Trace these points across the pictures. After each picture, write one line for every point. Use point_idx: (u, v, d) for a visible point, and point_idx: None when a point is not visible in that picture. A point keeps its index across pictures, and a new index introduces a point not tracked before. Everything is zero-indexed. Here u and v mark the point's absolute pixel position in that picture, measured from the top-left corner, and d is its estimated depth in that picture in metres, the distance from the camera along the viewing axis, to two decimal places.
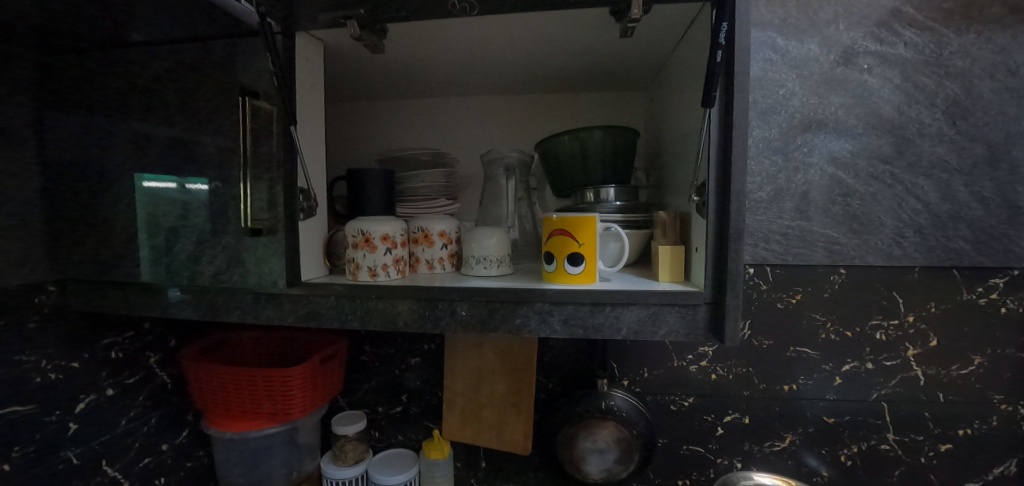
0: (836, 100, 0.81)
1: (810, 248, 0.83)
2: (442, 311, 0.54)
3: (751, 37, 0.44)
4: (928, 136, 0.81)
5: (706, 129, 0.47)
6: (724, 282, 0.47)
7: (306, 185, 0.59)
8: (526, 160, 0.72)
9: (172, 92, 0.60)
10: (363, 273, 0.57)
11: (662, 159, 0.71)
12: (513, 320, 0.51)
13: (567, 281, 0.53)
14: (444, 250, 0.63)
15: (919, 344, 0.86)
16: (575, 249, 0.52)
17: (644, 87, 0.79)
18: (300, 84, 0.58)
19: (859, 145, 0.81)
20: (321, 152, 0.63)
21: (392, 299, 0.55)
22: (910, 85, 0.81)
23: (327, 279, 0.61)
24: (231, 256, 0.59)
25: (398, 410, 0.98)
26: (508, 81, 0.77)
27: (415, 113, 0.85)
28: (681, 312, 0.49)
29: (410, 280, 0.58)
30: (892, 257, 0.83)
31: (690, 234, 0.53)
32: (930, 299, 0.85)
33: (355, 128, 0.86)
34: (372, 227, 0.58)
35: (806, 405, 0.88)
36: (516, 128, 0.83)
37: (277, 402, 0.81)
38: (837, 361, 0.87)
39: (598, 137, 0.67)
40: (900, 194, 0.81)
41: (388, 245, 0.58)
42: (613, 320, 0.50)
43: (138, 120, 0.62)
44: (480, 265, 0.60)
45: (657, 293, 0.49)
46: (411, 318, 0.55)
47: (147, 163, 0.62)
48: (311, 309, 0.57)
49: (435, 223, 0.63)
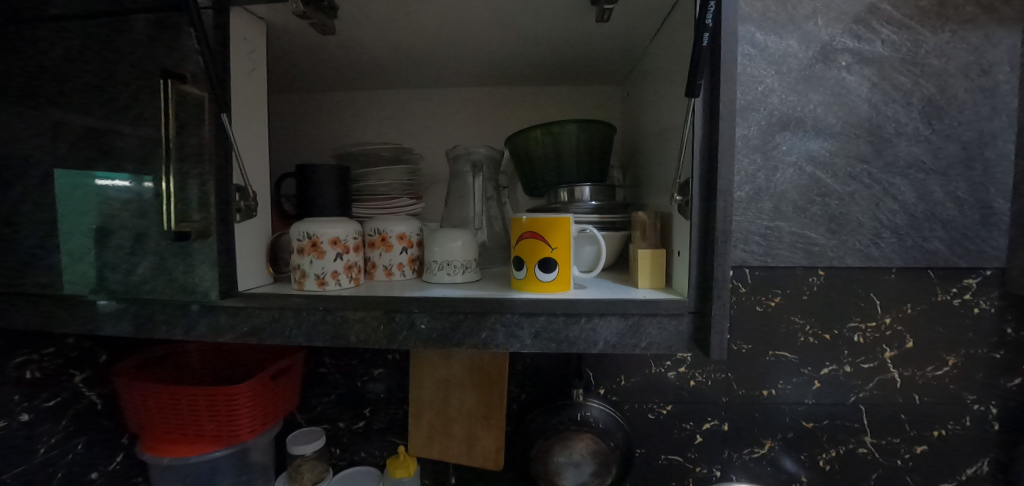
0: (815, 97, 0.79)
1: (789, 250, 0.81)
2: (400, 325, 0.47)
3: (738, 21, 0.40)
4: (905, 136, 0.80)
5: (690, 122, 0.43)
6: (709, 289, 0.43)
7: (243, 183, 0.52)
8: (496, 156, 0.67)
9: (84, 73, 0.52)
10: (310, 283, 0.51)
11: (639, 156, 0.67)
12: (479, 333, 0.46)
13: (539, 289, 0.47)
14: (404, 254, 0.57)
15: (895, 346, 0.84)
16: (545, 253, 0.47)
17: (620, 80, 0.75)
18: (236, 66, 0.51)
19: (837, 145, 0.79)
20: (264, 145, 0.56)
21: (342, 311, 0.49)
22: (888, 83, 0.80)
23: (269, 288, 0.54)
24: (154, 263, 0.51)
25: (360, 425, 0.91)
26: (476, 71, 0.71)
27: (376, 105, 0.79)
28: (662, 323, 0.45)
29: (364, 290, 0.52)
30: (870, 258, 0.81)
31: (672, 236, 0.49)
32: (907, 300, 0.83)
33: (309, 121, 0.79)
34: (320, 230, 0.51)
35: (785, 410, 0.86)
36: (486, 123, 0.77)
37: (221, 424, 0.73)
38: (816, 365, 0.84)
39: (573, 132, 0.62)
40: (878, 194, 0.80)
41: (339, 250, 0.52)
42: (589, 333, 0.45)
43: (45, 106, 0.54)
44: (443, 271, 0.55)
45: (638, 303, 0.45)
46: (364, 333, 0.48)
47: (55, 156, 0.54)
48: (250, 323, 0.50)
49: (393, 225, 0.57)
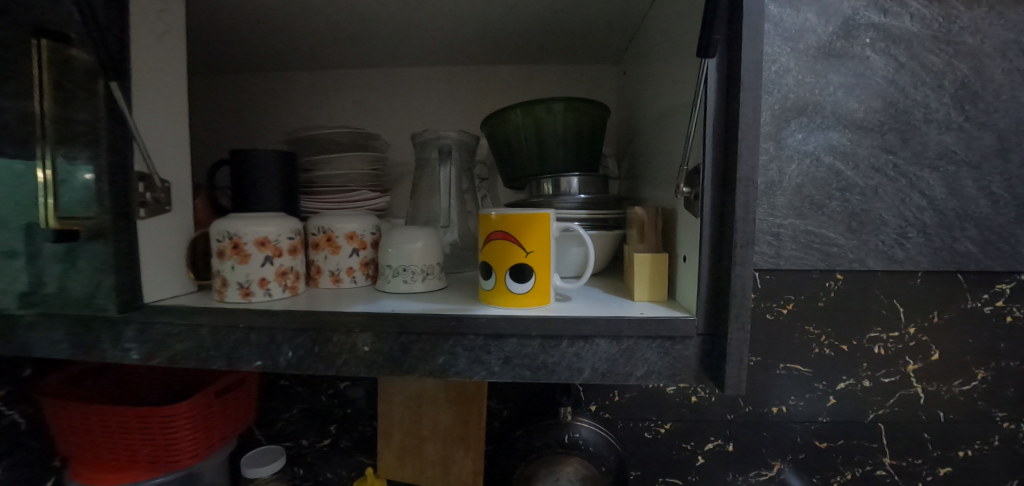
0: (835, 79, 0.70)
1: (804, 251, 0.72)
2: (338, 346, 0.38)
3: None
4: (935, 123, 0.71)
5: (701, 93, 0.34)
6: (724, 305, 0.34)
7: (146, 170, 0.42)
8: (470, 142, 0.57)
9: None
10: (232, 293, 0.41)
11: (637, 143, 0.58)
12: (435, 358, 0.37)
13: (512, 303, 0.38)
14: (355, 257, 0.47)
15: (919, 358, 0.76)
16: (518, 258, 0.38)
17: (615, 58, 0.66)
18: (140, 27, 0.42)
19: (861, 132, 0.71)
20: (183, 125, 0.47)
21: (268, 329, 0.39)
22: (916, 64, 0.71)
23: (188, 298, 0.44)
24: (39, 268, 0.41)
25: (326, 443, 0.82)
26: (449, 46, 0.62)
27: (338, 85, 0.69)
28: (663, 347, 0.35)
29: (300, 301, 0.43)
30: (893, 261, 0.72)
31: (677, 238, 0.39)
32: (934, 307, 0.75)
33: (262, 103, 0.70)
34: (244, 228, 0.42)
35: (796, 429, 0.77)
36: (462, 106, 0.68)
37: (155, 447, 0.63)
38: (832, 379, 0.76)
39: (559, 113, 0.53)
40: (903, 189, 0.71)
41: (269, 254, 0.42)
42: (573, 358, 0.36)
43: None
44: (399, 278, 0.45)
45: (634, 322, 0.35)
46: (296, 355, 0.39)
47: None
48: (156, 343, 0.41)
49: (341, 223, 0.47)
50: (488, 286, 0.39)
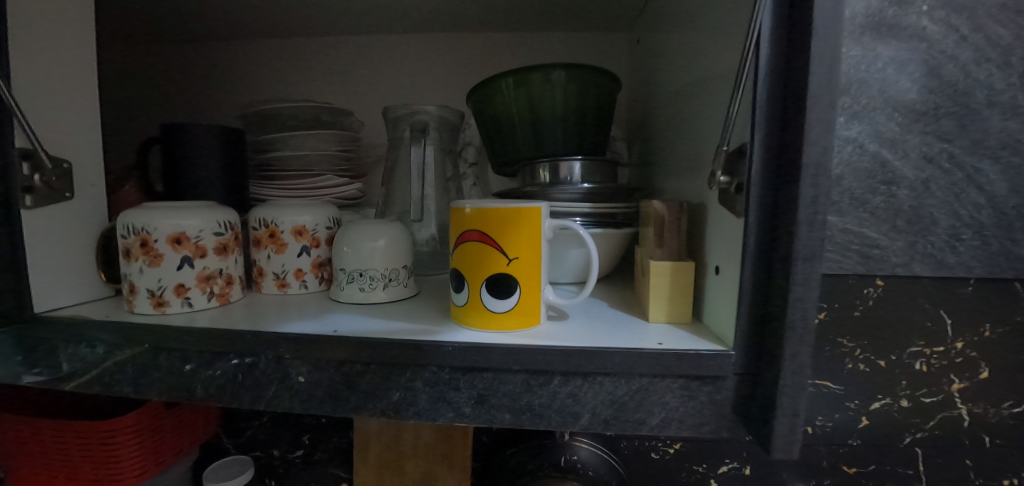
0: (885, 53, 0.59)
1: (840, 253, 0.62)
2: (267, 377, 0.30)
3: None
4: (1000, 107, 0.61)
5: (751, 47, 0.25)
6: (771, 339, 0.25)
7: (32, 145, 0.33)
8: (451, 119, 0.48)
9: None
10: (141, 303, 0.33)
11: (652, 123, 0.49)
12: (388, 396, 0.28)
13: (490, 325, 0.29)
14: (305, 257, 0.39)
15: (966, 377, 0.66)
16: (495, 267, 0.29)
17: (627, 25, 0.56)
18: None
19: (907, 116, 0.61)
20: (93, 92, 0.38)
21: (180, 351, 0.31)
22: (982, 36, 0.60)
23: (94, 307, 0.35)
24: None
25: (299, 455, 0.75)
26: (430, 9, 0.52)
27: (305, 54, 0.60)
28: (687, 388, 0.27)
29: (230, 314, 0.34)
30: (943, 267, 0.63)
31: (707, 243, 0.30)
32: (985, 320, 0.65)
33: (219, 76, 0.61)
34: (155, 222, 0.33)
35: (822, 452, 0.68)
36: (448, 80, 0.59)
37: (94, 463, 0.55)
38: (866, 399, 0.66)
39: (559, 85, 0.43)
40: (959, 183, 0.61)
41: (187, 253, 0.33)
42: (567, 401, 0.27)
43: None
44: (356, 285, 0.37)
45: (650, 356, 0.27)
46: (215, 385, 0.31)
47: None
48: (49, 367, 0.32)
49: (287, 215, 0.38)
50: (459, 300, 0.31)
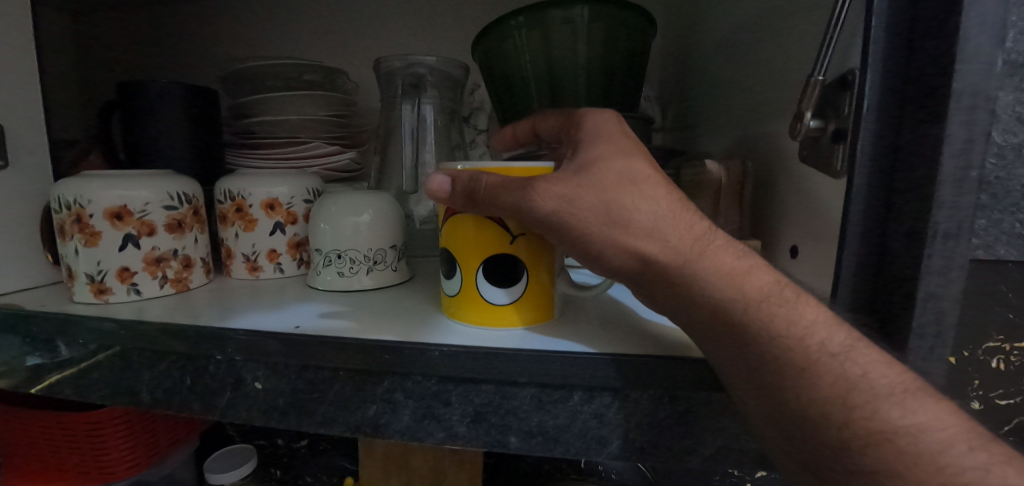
0: None
1: None
2: (219, 381, 0.24)
3: None
4: None
5: None
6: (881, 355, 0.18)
7: None
8: (452, 74, 0.41)
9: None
10: (79, 290, 0.27)
11: (693, 76, 0.40)
12: (361, 412, 0.22)
13: (490, 321, 0.23)
14: (278, 236, 0.33)
15: None
16: (494, 251, 0.23)
17: None
18: None
19: None
20: (28, 43, 0.32)
21: (120, 349, 0.26)
22: None
23: (35, 295, 0.30)
24: None
25: (306, 445, 0.72)
26: None
27: (291, 10, 0.53)
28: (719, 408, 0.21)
29: (187, 302, 0.29)
30: None
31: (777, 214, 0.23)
32: None
33: (201, 38, 0.55)
34: (88, 193, 0.27)
35: None
36: (452, 36, 0.51)
37: (84, 458, 0.52)
38: None
39: (580, 28, 0.35)
40: None
41: (131, 231, 0.28)
42: (591, 424, 0.21)
43: None
44: (334, 269, 0.31)
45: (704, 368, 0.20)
46: (163, 390, 0.25)
47: None
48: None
49: (255, 186, 0.32)
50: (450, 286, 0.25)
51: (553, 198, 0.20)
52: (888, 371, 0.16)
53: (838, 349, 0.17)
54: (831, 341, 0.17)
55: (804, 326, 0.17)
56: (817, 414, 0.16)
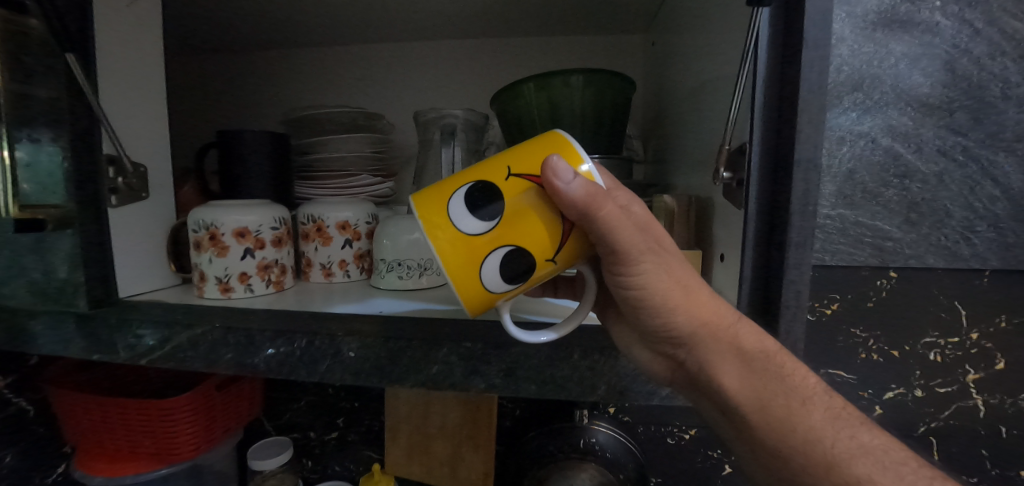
0: (897, 48, 0.60)
1: (853, 245, 0.63)
2: (322, 351, 0.34)
3: None
4: (1015, 100, 0.62)
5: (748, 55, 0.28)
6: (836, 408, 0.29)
7: (115, 152, 0.38)
8: (476, 122, 0.52)
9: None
10: (210, 288, 0.38)
11: (665, 123, 0.51)
12: (426, 370, 0.32)
13: (470, 285, 0.27)
14: (348, 249, 0.43)
15: (981, 368, 0.68)
16: (527, 250, 0.27)
17: (642, 28, 0.59)
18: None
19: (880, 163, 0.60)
20: (162, 107, 0.43)
21: (244, 329, 0.35)
22: (996, 31, 0.61)
23: (164, 294, 0.41)
24: (8, 261, 0.38)
25: (333, 437, 0.81)
26: (455, 19, 0.56)
27: (338, 63, 0.64)
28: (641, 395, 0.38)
29: (284, 298, 0.39)
30: (957, 257, 0.64)
31: (714, 233, 0.34)
32: (975, 306, 0.66)
33: (261, 84, 0.66)
34: (222, 217, 0.37)
35: None
36: (472, 84, 0.63)
37: (157, 442, 0.62)
38: (879, 388, 0.68)
39: (576, 89, 0.46)
40: (973, 176, 0.62)
41: (248, 245, 0.38)
42: (586, 376, 0.31)
43: None
44: (393, 274, 0.41)
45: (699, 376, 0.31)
46: (276, 360, 0.35)
47: None
48: (141, 343, 0.37)
49: (332, 211, 0.43)
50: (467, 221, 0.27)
51: (650, 253, 0.28)
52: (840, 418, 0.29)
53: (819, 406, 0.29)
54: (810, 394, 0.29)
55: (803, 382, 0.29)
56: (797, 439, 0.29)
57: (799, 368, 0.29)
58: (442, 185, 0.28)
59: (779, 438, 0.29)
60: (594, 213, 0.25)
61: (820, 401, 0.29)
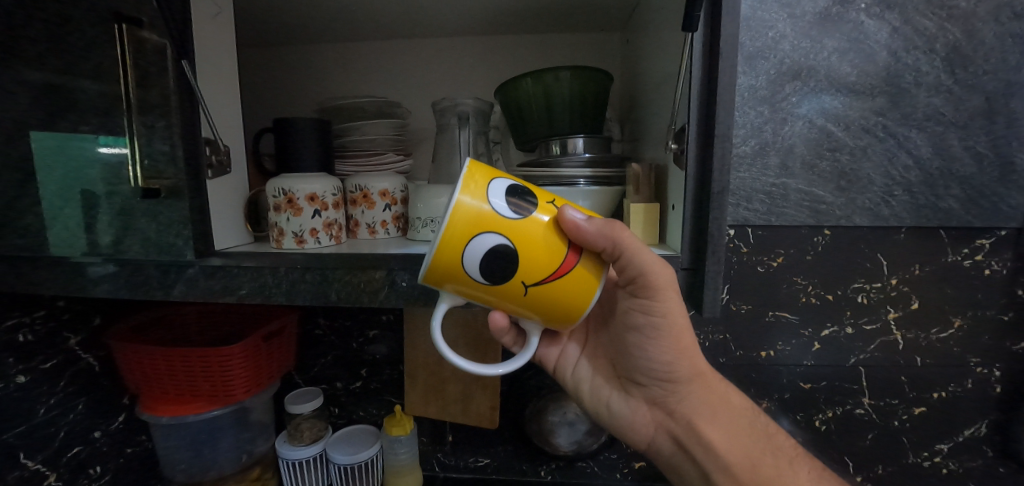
0: (829, 44, 0.73)
1: (793, 208, 0.77)
2: (381, 282, 0.46)
3: None
4: (926, 86, 0.75)
5: (687, 61, 0.41)
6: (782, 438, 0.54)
7: (212, 135, 0.50)
8: (484, 108, 0.64)
9: (20, 10, 0.46)
10: (288, 240, 0.50)
11: (636, 108, 0.64)
12: None
13: (459, 237, 0.36)
14: (387, 212, 0.56)
15: (900, 308, 0.82)
16: (516, 255, 0.37)
17: (618, 27, 0.71)
18: (199, 13, 0.49)
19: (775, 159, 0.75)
20: (235, 100, 0.55)
21: (320, 268, 0.47)
22: (910, 28, 0.74)
23: (247, 248, 0.53)
24: (126, 223, 0.48)
25: (357, 385, 0.93)
26: (462, 19, 0.67)
27: (359, 58, 0.75)
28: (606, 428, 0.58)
29: (344, 247, 0.51)
30: (879, 217, 0.78)
31: (667, 191, 0.47)
32: (895, 257, 0.80)
33: (290, 77, 0.76)
34: (296, 186, 0.50)
35: (782, 371, 0.84)
36: (475, 75, 0.74)
37: (216, 384, 0.73)
38: (816, 326, 0.82)
39: (565, 81, 0.58)
40: (892, 148, 0.76)
41: (317, 207, 0.51)
42: None
43: None
44: (427, 229, 0.53)
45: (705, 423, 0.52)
46: (345, 291, 0.47)
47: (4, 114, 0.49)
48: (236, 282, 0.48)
49: (375, 182, 0.55)
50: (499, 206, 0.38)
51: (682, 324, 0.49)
52: (788, 444, 0.53)
53: (772, 434, 0.53)
54: (766, 429, 0.54)
55: (758, 421, 0.54)
56: (771, 458, 0.51)
57: (748, 415, 0.54)
58: (499, 173, 0.38)
59: (755, 466, 0.50)
60: (614, 229, 0.39)
61: (774, 442, 0.52)
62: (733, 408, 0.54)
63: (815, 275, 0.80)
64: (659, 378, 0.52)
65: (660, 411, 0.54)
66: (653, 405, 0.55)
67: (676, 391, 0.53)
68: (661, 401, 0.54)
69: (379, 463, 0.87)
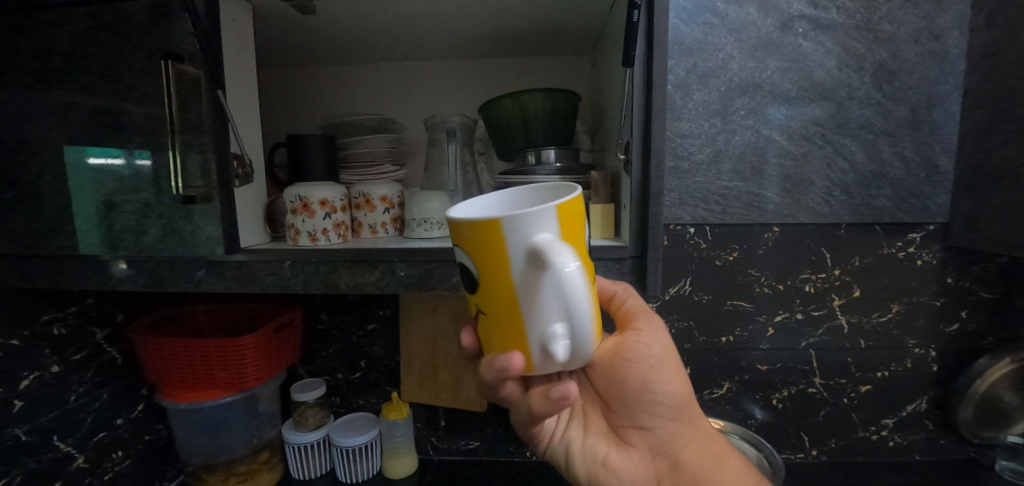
0: (772, 63, 0.84)
1: (746, 208, 0.87)
2: (384, 272, 0.56)
3: (664, 11, 0.48)
4: (857, 99, 0.86)
5: (630, 88, 0.51)
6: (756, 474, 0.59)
7: (239, 150, 0.60)
8: (469, 124, 0.73)
9: (75, 47, 0.55)
10: (302, 239, 0.59)
11: (601, 123, 0.74)
12: (450, 278, 0.55)
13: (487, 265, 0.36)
14: (385, 215, 0.65)
15: (843, 295, 0.93)
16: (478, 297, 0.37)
17: (587, 51, 0.81)
18: (227, 48, 0.58)
19: (728, 164, 0.86)
20: (255, 119, 0.64)
21: (332, 261, 0.56)
22: (844, 49, 0.85)
23: (267, 245, 0.62)
24: (163, 225, 0.57)
25: (357, 376, 1.01)
26: (451, 45, 0.77)
27: (360, 79, 0.84)
28: None
29: (350, 244, 0.60)
30: (821, 215, 0.88)
31: (620, 193, 0.57)
32: (837, 250, 0.91)
33: (297, 96, 0.85)
34: (311, 193, 0.59)
35: (742, 354, 0.94)
36: (462, 93, 0.84)
37: (231, 372, 0.81)
38: (770, 313, 0.92)
39: (538, 101, 0.68)
40: (830, 154, 0.87)
41: (327, 210, 0.60)
42: None
43: (39, 86, 0.56)
44: (422, 228, 0.62)
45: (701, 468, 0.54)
46: (353, 280, 0.56)
47: (54, 134, 0.57)
48: (260, 273, 0.58)
49: (376, 188, 0.65)
50: (530, 236, 0.33)
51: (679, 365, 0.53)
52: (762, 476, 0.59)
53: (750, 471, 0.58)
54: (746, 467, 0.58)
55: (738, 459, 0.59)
56: None
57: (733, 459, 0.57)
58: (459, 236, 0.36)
59: None
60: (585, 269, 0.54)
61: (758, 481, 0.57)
62: (723, 452, 0.57)
63: (766, 267, 0.90)
64: (663, 420, 0.53)
65: (661, 464, 0.54)
66: (656, 453, 0.55)
67: (677, 434, 0.54)
68: (661, 450, 0.54)
69: (378, 446, 0.95)
